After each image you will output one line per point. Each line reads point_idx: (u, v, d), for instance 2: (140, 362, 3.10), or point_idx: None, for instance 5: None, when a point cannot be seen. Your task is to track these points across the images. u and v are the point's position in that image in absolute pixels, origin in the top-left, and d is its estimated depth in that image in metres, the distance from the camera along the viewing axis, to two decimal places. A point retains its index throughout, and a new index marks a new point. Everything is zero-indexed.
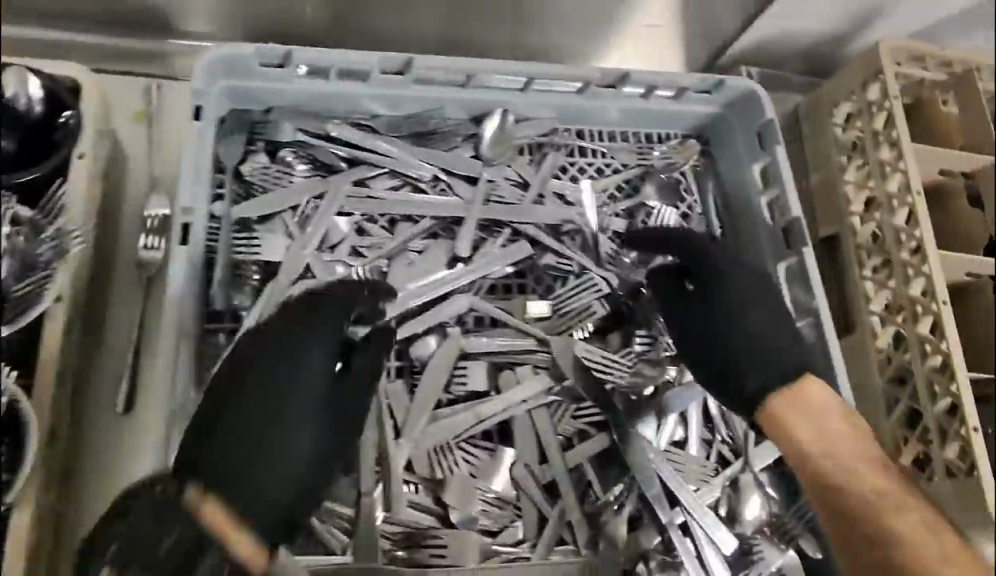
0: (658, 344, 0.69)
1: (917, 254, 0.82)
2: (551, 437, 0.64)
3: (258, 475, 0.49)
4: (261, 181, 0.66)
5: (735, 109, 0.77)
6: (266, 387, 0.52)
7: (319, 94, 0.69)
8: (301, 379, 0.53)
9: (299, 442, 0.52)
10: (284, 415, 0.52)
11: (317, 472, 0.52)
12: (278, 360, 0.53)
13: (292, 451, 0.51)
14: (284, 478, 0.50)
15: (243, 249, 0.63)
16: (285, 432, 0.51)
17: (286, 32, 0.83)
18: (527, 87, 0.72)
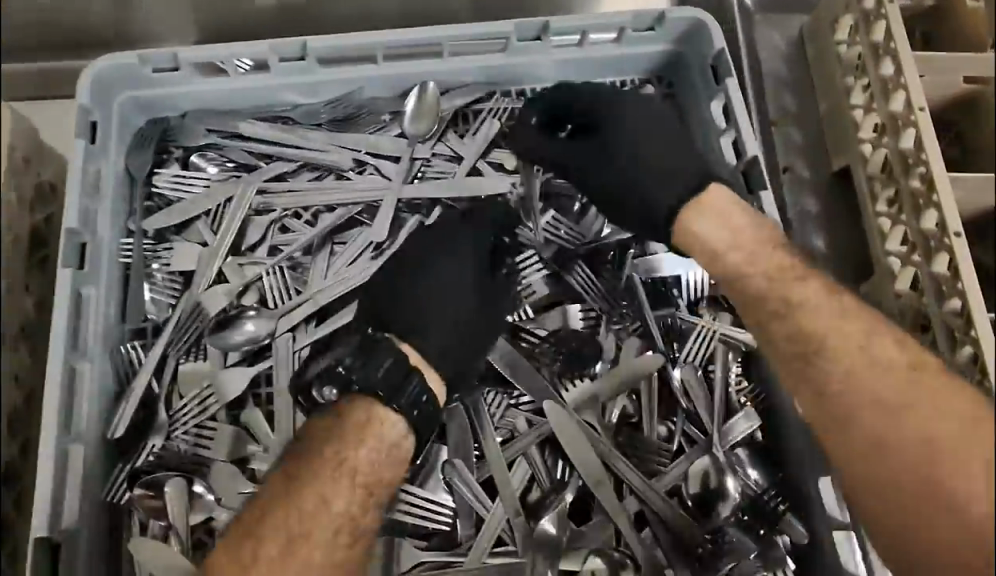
0: (604, 316, 0.64)
1: (925, 181, 0.72)
2: (485, 427, 0.60)
3: (435, 326, 0.57)
4: (171, 188, 0.64)
5: (684, 43, 0.69)
6: (439, 269, 0.60)
7: (229, 91, 0.67)
8: (445, 265, 0.61)
9: (461, 303, 0.59)
10: (443, 283, 0.60)
11: (480, 327, 0.59)
12: (429, 249, 0.62)
13: (458, 310, 0.59)
14: (465, 320, 0.59)
15: (155, 260, 0.62)
16: (446, 295, 0.59)
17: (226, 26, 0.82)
18: (444, 53, 0.68)
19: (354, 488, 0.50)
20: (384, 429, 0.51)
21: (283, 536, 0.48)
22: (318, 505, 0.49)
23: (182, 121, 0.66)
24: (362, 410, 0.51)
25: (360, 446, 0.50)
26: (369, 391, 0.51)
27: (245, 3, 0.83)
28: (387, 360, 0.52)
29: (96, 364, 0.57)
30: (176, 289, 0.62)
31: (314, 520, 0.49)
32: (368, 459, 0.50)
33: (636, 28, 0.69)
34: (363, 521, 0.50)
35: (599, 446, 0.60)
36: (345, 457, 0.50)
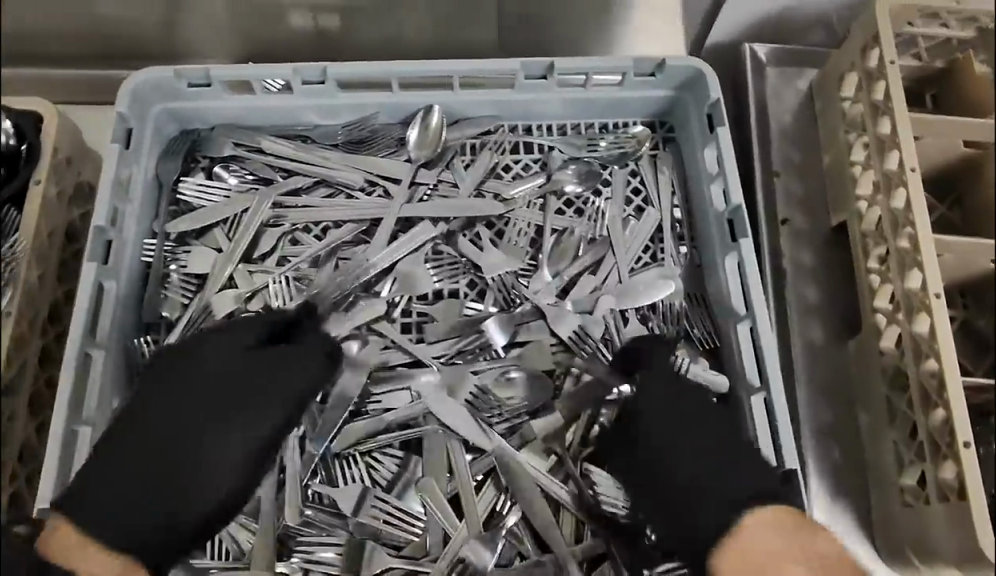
0: (580, 348, 0.69)
1: (912, 242, 0.75)
2: (457, 447, 0.65)
3: (202, 488, 0.57)
4: (194, 195, 0.70)
5: (684, 91, 0.75)
6: (213, 425, 0.59)
7: (254, 110, 0.72)
8: (208, 424, 0.59)
9: (227, 465, 0.59)
10: (228, 441, 0.59)
11: (249, 488, 0.60)
12: (237, 405, 0.60)
13: (223, 479, 0.58)
14: (234, 484, 0.59)
15: (173, 261, 0.67)
16: (210, 455, 0.58)
17: (263, 26, 0.89)
18: (458, 87, 0.73)
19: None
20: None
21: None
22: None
23: (211, 134, 0.72)
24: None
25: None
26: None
27: (284, 26, 0.89)
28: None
29: (110, 355, 0.62)
30: (189, 289, 0.67)
31: None
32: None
33: (638, 73, 0.74)
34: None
35: (543, 479, 0.64)
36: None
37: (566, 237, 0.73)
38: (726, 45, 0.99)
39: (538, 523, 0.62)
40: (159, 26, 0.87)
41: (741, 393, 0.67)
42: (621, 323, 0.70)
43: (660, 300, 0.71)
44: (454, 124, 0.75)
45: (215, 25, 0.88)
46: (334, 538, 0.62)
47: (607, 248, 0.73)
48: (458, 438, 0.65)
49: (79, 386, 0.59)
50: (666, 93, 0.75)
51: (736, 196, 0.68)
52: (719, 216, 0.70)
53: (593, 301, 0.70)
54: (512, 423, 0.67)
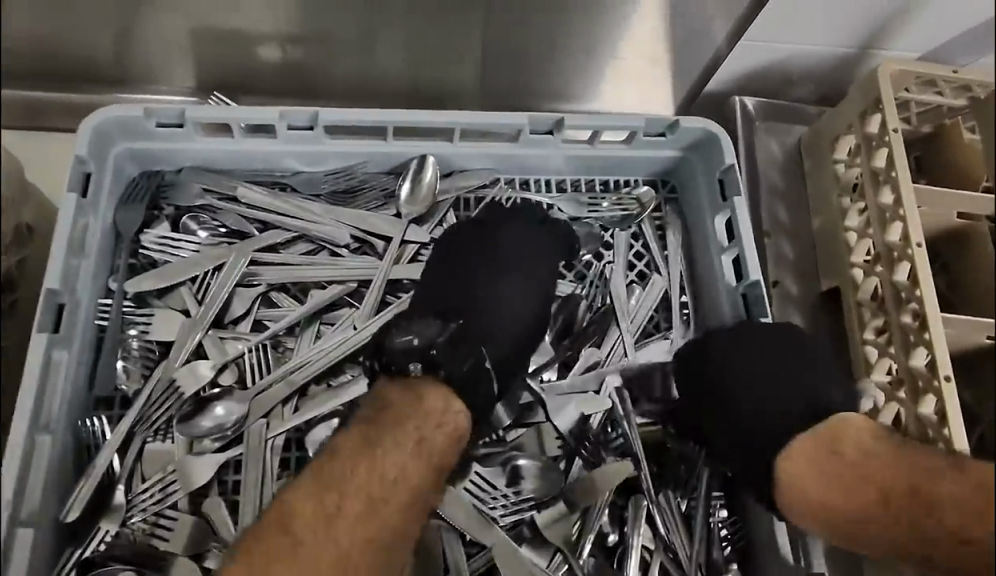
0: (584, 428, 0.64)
1: (918, 319, 0.72)
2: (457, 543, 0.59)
3: (484, 324, 0.59)
4: (158, 249, 0.62)
5: (693, 152, 0.70)
6: (517, 238, 0.64)
7: (228, 154, 0.64)
8: (545, 237, 0.65)
9: (513, 298, 0.61)
10: (515, 264, 0.63)
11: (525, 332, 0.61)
12: (539, 264, 0.64)
13: (514, 317, 0.60)
14: (501, 335, 0.59)
15: (133, 326, 0.59)
16: (517, 282, 0.62)
17: (229, 48, 0.81)
18: (456, 140, 0.67)
19: (432, 475, 0.52)
20: (454, 415, 0.53)
21: (314, 525, 0.49)
22: (380, 486, 0.50)
23: (178, 177, 0.64)
24: (436, 398, 0.53)
25: (436, 432, 0.52)
26: (450, 380, 0.54)
27: (252, 59, 0.83)
28: (472, 358, 0.56)
29: (58, 439, 0.53)
30: (151, 359, 0.59)
31: (380, 497, 0.50)
32: (440, 441, 0.52)
33: (648, 132, 0.69)
34: (427, 494, 0.53)
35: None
36: (423, 445, 0.52)
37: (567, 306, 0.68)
38: (714, 95, 0.96)
39: None
40: (114, 43, 0.80)
41: None
42: (630, 405, 0.65)
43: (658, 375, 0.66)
44: (448, 176, 0.69)
45: (174, 43, 0.81)
46: None
47: (612, 317, 0.68)
48: (458, 535, 0.60)
49: (20, 481, 0.50)
50: (674, 153, 0.71)
51: (757, 273, 0.64)
52: (733, 292, 0.67)
53: (597, 378, 0.66)
54: (516, 514, 0.61)
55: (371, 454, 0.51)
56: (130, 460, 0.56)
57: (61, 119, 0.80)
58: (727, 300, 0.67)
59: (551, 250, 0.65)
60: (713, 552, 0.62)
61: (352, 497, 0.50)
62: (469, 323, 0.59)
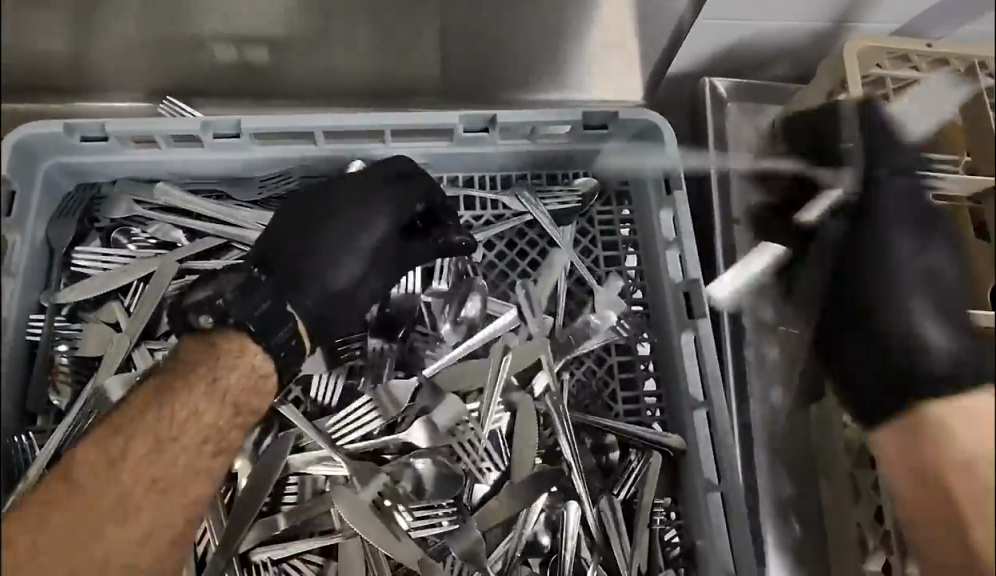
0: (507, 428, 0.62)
1: None
2: (373, 553, 0.58)
3: (303, 279, 0.57)
4: (90, 264, 0.63)
5: (638, 142, 0.68)
6: (355, 192, 0.60)
7: (158, 164, 0.64)
8: (386, 198, 0.60)
9: (346, 268, 0.58)
10: (346, 212, 0.59)
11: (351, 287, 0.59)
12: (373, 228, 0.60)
13: (338, 271, 0.58)
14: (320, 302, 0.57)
15: (64, 342, 0.60)
16: (346, 229, 0.59)
17: (182, 56, 0.80)
18: (388, 140, 0.66)
19: (228, 416, 0.52)
20: (255, 354, 0.52)
21: (95, 466, 0.48)
22: (168, 424, 0.49)
23: (111, 189, 0.64)
24: (232, 342, 0.52)
25: (231, 371, 0.51)
26: (243, 326, 0.52)
27: (207, 63, 0.80)
28: (266, 300, 0.54)
29: None
30: (83, 372, 0.60)
31: (178, 429, 0.50)
32: (235, 383, 0.52)
33: (588, 126, 0.67)
34: (228, 435, 0.52)
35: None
36: (211, 378, 0.51)
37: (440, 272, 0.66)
38: None
39: None
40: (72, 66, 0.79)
41: (697, 486, 0.60)
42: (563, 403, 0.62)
43: (586, 377, 0.65)
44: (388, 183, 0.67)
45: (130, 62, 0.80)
46: None
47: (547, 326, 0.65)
48: (381, 552, 0.58)
49: None
50: (620, 144, 0.69)
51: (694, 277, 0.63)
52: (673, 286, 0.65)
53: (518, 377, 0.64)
54: (434, 519, 0.59)
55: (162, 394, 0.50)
56: None
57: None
58: (670, 297, 0.65)
59: (387, 200, 0.60)
60: (654, 558, 0.60)
61: (132, 441, 0.49)
62: (282, 288, 0.56)
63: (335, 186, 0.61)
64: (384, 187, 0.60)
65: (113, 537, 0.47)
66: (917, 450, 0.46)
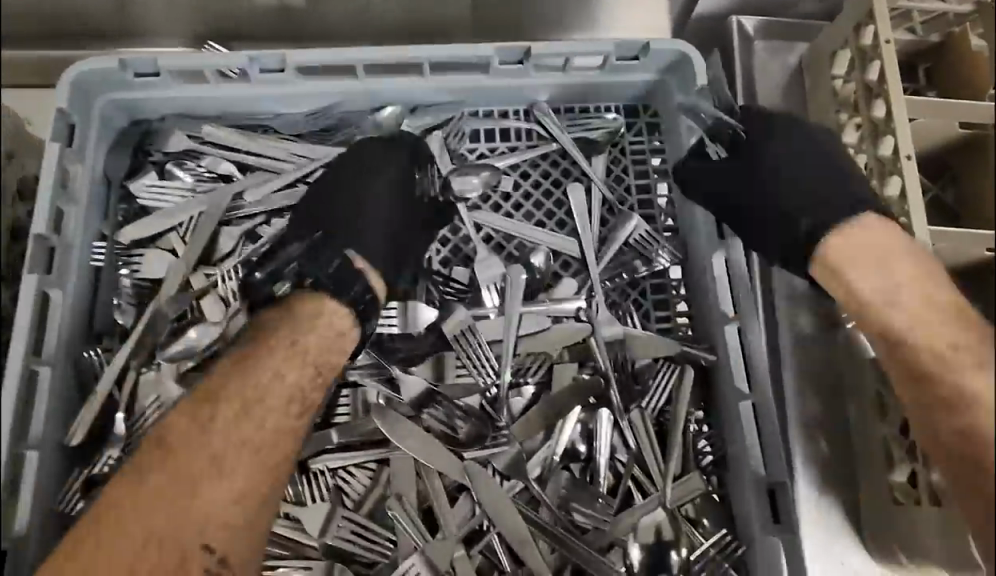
0: (554, 344, 0.64)
1: (906, 233, 0.68)
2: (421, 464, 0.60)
3: (348, 237, 0.60)
4: (150, 198, 0.66)
5: (668, 73, 0.70)
6: (354, 160, 0.63)
7: (206, 99, 0.67)
8: (397, 159, 0.64)
9: (379, 205, 0.62)
10: (350, 180, 0.62)
11: (394, 219, 0.62)
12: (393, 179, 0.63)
13: (373, 216, 0.61)
14: (385, 249, 0.60)
15: (125, 266, 0.64)
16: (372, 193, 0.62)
17: (222, 13, 0.80)
18: (426, 74, 0.68)
19: (311, 376, 0.55)
20: (331, 313, 0.56)
21: (186, 427, 0.52)
22: (254, 390, 0.53)
23: (162, 126, 0.68)
24: (309, 305, 0.56)
25: (310, 332, 0.55)
26: (319, 285, 0.57)
27: (248, 8, 0.80)
28: (336, 260, 0.58)
29: (57, 370, 0.58)
30: (144, 295, 0.64)
31: (265, 389, 0.54)
32: (317, 340, 0.55)
33: (621, 57, 0.69)
34: (311, 396, 0.56)
35: (514, 483, 0.60)
36: (296, 335, 0.55)
37: (479, 169, 0.69)
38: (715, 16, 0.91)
39: (514, 541, 0.57)
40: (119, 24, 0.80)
41: (729, 399, 0.61)
42: (594, 311, 0.64)
43: (616, 296, 0.67)
44: (438, 130, 0.71)
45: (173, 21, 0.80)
46: (303, 561, 0.58)
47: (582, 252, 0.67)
48: (434, 471, 0.59)
49: (25, 403, 0.55)
50: (651, 76, 0.71)
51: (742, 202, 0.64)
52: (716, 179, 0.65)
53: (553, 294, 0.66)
54: (476, 428, 0.61)
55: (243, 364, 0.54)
56: (127, 390, 0.60)
57: (8, 79, 0.79)
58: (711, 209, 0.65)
59: (394, 160, 0.64)
60: (689, 465, 0.62)
61: (221, 404, 0.53)
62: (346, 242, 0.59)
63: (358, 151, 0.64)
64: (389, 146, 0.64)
65: (213, 494, 0.51)
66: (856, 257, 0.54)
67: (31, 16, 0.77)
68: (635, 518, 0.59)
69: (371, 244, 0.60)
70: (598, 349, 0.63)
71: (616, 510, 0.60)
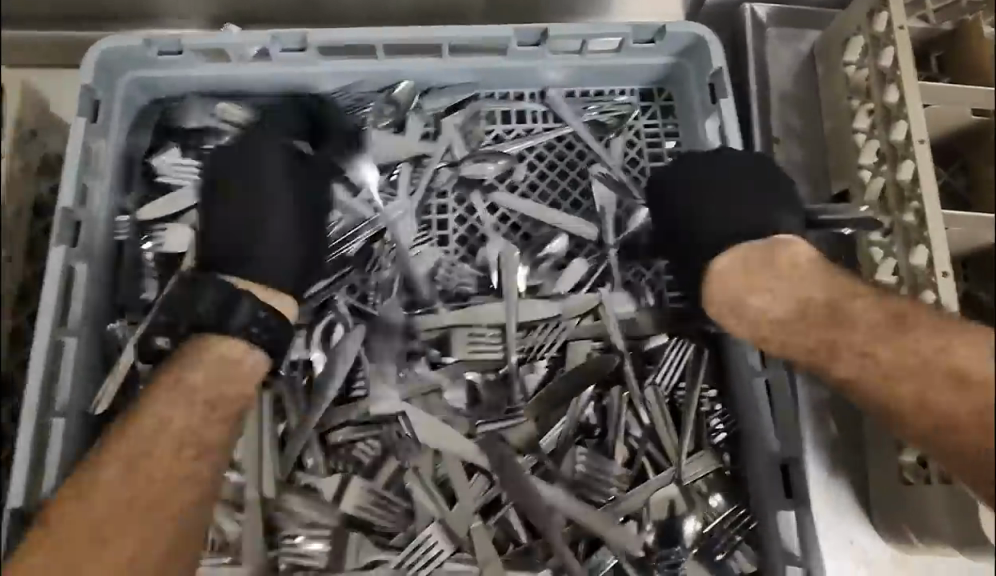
0: (571, 324, 0.64)
1: (918, 216, 0.68)
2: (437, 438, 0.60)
3: (248, 256, 0.58)
4: (172, 174, 0.66)
5: (683, 56, 0.71)
6: (265, 159, 0.62)
7: (226, 78, 0.68)
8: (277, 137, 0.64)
9: (278, 206, 0.60)
10: (262, 182, 0.61)
11: (303, 240, 0.60)
12: (297, 169, 0.62)
13: (279, 235, 0.59)
14: (290, 274, 0.59)
15: (147, 240, 0.65)
16: (276, 200, 0.60)
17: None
18: (444, 55, 0.69)
19: (200, 413, 0.54)
20: (245, 356, 0.55)
21: (115, 474, 0.51)
22: (130, 445, 0.52)
23: (182, 103, 0.68)
24: (227, 343, 0.55)
25: (198, 367, 0.54)
26: (206, 326, 0.55)
27: None
28: (215, 295, 0.55)
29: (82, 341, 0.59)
30: (166, 270, 0.64)
31: (142, 443, 0.52)
32: (202, 376, 0.54)
33: (637, 40, 0.70)
34: (204, 433, 0.54)
35: (530, 457, 0.61)
36: (180, 379, 0.53)
37: (496, 156, 0.69)
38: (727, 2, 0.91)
39: (530, 514, 0.58)
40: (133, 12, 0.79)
41: (744, 376, 0.62)
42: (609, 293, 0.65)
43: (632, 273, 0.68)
44: (456, 110, 0.71)
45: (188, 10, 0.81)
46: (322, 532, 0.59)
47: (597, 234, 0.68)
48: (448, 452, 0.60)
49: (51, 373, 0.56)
50: (665, 60, 0.71)
51: None
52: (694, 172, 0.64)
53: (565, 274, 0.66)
54: (492, 405, 0.62)
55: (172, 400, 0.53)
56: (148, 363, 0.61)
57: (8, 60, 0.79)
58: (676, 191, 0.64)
59: (269, 147, 0.63)
60: (701, 442, 0.63)
61: (108, 463, 0.51)
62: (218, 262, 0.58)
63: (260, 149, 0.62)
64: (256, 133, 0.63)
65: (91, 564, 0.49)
66: (755, 272, 0.56)
67: (45, 1, 0.76)
68: (649, 493, 0.60)
69: (274, 263, 0.58)
70: (611, 324, 0.64)
71: (630, 486, 0.61)
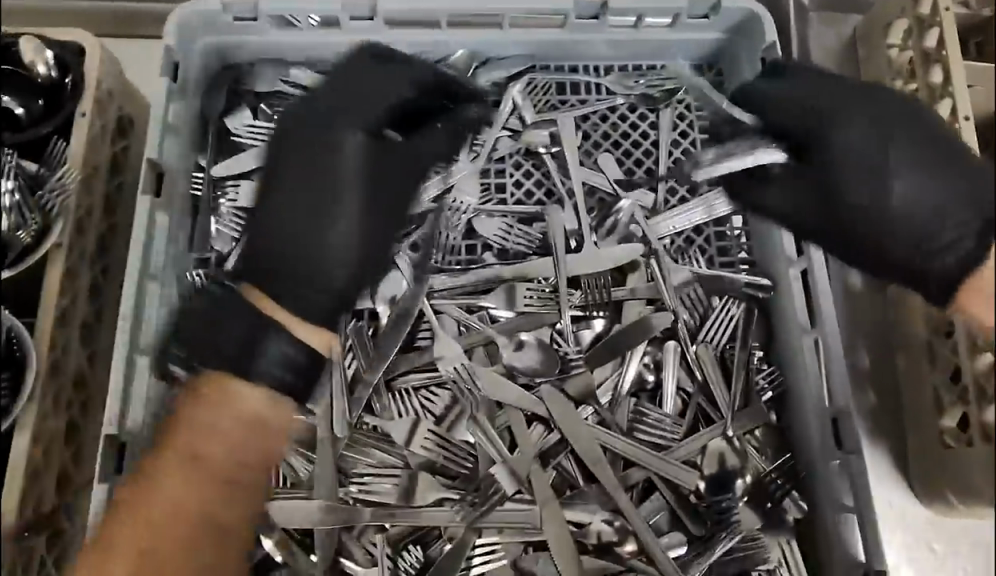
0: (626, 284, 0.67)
1: None
2: (497, 386, 0.63)
3: (311, 268, 0.55)
4: (246, 135, 0.70)
5: (734, 32, 0.73)
6: (353, 147, 0.57)
7: (296, 46, 0.71)
8: (377, 78, 0.60)
9: (342, 233, 0.56)
10: (337, 185, 0.56)
11: (354, 256, 0.56)
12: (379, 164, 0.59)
13: (334, 241, 0.55)
14: (328, 305, 0.55)
15: (222, 196, 0.68)
16: (338, 222, 0.55)
17: None
18: (505, 28, 0.72)
19: (219, 483, 0.52)
20: (271, 405, 0.53)
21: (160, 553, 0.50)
22: (149, 523, 0.51)
23: (252, 69, 0.71)
24: (231, 397, 0.53)
25: (208, 442, 0.52)
26: (219, 366, 0.53)
27: None
28: (241, 323, 0.53)
29: (165, 287, 0.63)
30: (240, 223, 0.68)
31: (176, 517, 0.51)
32: (224, 449, 0.52)
33: (692, 15, 0.73)
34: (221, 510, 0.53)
35: (588, 406, 0.63)
36: (210, 427, 0.52)
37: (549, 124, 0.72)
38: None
39: (587, 458, 0.61)
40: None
41: (792, 335, 0.65)
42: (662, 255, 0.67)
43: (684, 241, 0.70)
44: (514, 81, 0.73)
45: None
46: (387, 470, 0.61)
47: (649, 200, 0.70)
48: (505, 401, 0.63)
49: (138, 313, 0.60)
50: (717, 36, 0.74)
51: None
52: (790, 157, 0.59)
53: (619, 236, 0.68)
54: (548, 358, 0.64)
55: (192, 461, 0.51)
56: None
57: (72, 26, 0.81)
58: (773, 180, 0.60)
59: (385, 90, 0.60)
60: (751, 397, 0.65)
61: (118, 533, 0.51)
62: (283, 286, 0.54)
63: (302, 123, 0.58)
64: (339, 109, 0.58)
65: None
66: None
67: None
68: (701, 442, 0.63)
69: (311, 303, 0.55)
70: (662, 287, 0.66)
71: (683, 436, 0.63)
